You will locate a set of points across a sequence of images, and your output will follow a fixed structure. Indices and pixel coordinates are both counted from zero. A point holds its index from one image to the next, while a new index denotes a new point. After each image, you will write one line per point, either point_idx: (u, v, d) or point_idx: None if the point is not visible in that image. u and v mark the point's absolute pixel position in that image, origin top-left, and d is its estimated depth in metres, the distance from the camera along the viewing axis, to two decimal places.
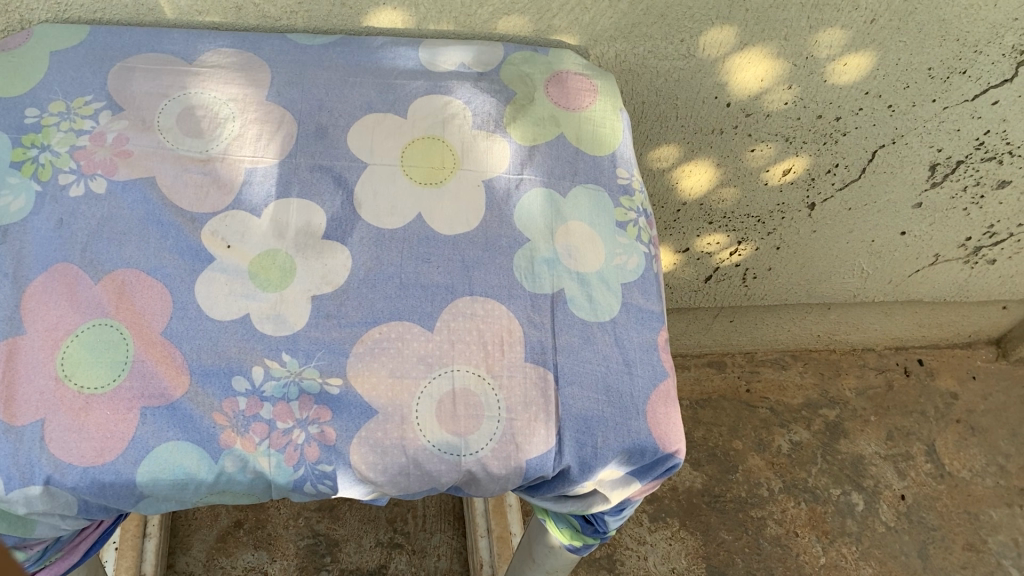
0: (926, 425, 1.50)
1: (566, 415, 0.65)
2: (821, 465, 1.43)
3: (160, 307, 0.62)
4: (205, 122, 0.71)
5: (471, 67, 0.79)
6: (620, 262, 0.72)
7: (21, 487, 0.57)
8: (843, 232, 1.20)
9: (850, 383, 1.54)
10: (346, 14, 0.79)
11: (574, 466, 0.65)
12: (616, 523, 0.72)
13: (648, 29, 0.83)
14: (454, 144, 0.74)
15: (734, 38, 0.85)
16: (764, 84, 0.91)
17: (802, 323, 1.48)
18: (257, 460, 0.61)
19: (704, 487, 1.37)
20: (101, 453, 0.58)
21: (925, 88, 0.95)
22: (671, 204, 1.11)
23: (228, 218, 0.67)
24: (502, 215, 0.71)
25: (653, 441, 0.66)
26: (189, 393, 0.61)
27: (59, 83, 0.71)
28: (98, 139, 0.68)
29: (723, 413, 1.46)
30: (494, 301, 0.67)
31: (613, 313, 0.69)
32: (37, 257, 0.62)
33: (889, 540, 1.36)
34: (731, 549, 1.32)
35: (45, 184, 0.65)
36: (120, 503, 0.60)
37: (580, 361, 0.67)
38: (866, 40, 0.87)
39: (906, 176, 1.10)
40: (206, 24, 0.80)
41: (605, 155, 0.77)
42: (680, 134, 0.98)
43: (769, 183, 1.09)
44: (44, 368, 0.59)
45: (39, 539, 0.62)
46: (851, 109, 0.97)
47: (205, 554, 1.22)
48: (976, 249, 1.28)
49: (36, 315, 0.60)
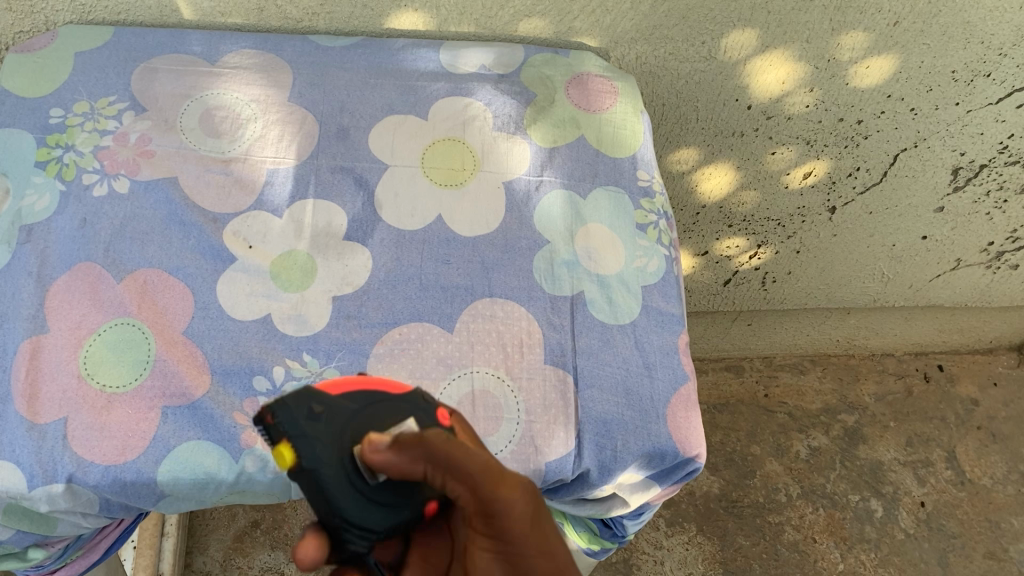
0: (947, 432, 1.48)
1: (586, 418, 0.65)
2: (840, 471, 1.42)
3: (181, 308, 0.63)
4: (227, 123, 0.71)
5: (492, 69, 0.79)
6: (642, 265, 0.71)
7: (42, 485, 0.57)
8: (864, 236, 1.19)
9: (869, 389, 1.52)
10: (368, 15, 0.79)
11: (593, 469, 0.64)
12: (634, 527, 0.73)
13: (669, 31, 0.83)
14: (474, 146, 0.74)
15: (755, 40, 0.84)
16: (786, 87, 0.91)
17: (820, 328, 1.47)
18: (277, 460, 0.60)
19: (722, 492, 1.37)
20: (122, 451, 0.58)
21: (948, 91, 0.94)
22: (691, 206, 1.11)
23: (250, 218, 0.67)
24: (522, 216, 0.71)
25: (673, 446, 0.65)
26: (210, 392, 0.61)
27: (83, 83, 0.71)
28: (121, 140, 0.69)
29: (741, 418, 1.45)
30: (514, 303, 0.67)
31: (634, 316, 0.69)
32: (62, 256, 0.63)
33: (908, 548, 1.35)
34: (749, 554, 1.31)
35: (69, 183, 0.66)
36: (141, 502, 0.60)
37: (600, 364, 0.66)
38: (889, 43, 0.86)
39: (928, 179, 1.08)
40: (228, 26, 0.80)
41: (627, 156, 0.76)
42: (700, 137, 0.98)
43: (790, 186, 1.08)
44: (67, 367, 0.59)
45: (59, 538, 0.63)
46: (873, 112, 0.96)
47: (222, 554, 1.18)
48: (999, 254, 1.27)
49: (60, 313, 0.61)
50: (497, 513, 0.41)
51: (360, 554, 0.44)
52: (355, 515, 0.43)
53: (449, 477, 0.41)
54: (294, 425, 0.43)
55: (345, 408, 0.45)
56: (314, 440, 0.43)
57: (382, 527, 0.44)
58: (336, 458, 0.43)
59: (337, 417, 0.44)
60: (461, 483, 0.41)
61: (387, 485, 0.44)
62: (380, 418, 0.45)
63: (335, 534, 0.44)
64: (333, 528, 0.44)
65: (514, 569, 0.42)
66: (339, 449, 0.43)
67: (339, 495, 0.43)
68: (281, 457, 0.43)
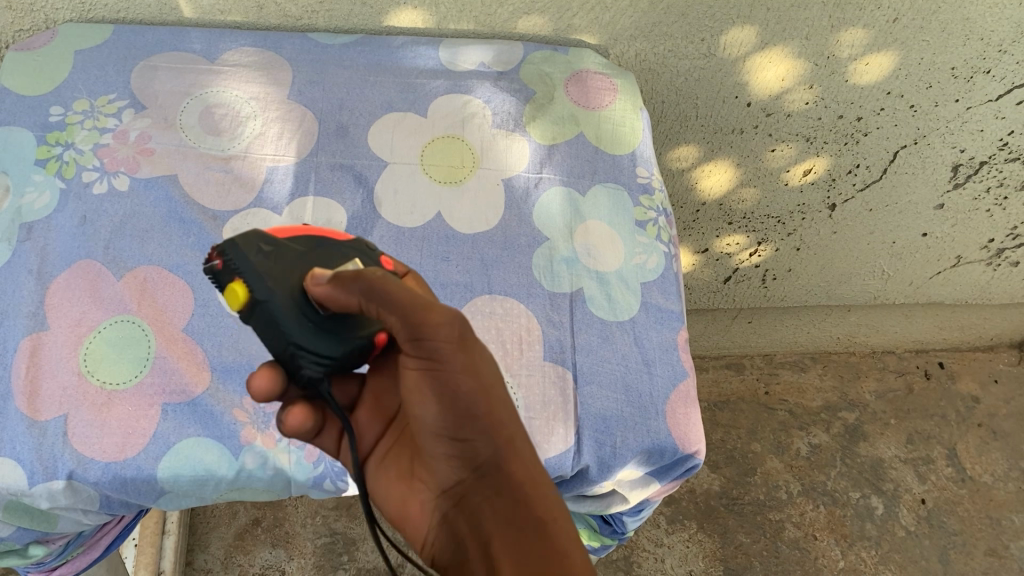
0: (948, 429, 1.48)
1: (585, 415, 0.64)
2: (840, 468, 1.42)
3: (181, 305, 0.63)
4: (227, 121, 0.71)
5: (491, 66, 0.79)
6: (640, 261, 0.71)
7: (43, 481, 0.57)
8: (864, 233, 1.19)
9: (870, 386, 1.52)
10: (367, 13, 0.79)
11: (592, 466, 0.64)
12: (634, 524, 0.73)
13: (669, 28, 0.83)
14: (474, 144, 0.74)
15: (754, 37, 0.85)
16: (786, 83, 0.91)
17: (821, 325, 1.47)
18: (277, 456, 0.61)
19: (723, 489, 1.37)
20: (122, 448, 0.58)
21: (948, 88, 0.94)
22: (691, 204, 1.11)
23: (250, 215, 0.67)
24: (521, 213, 0.71)
25: (673, 442, 0.65)
26: (210, 389, 0.61)
27: (83, 81, 0.72)
28: (121, 138, 0.69)
29: (742, 415, 1.45)
30: (513, 300, 0.67)
31: (633, 313, 0.69)
32: (62, 254, 0.63)
33: (909, 545, 1.35)
34: (750, 552, 1.31)
35: (69, 181, 0.66)
36: (142, 498, 0.60)
37: (599, 360, 0.66)
38: (888, 40, 0.86)
39: (928, 176, 1.08)
40: (227, 24, 0.80)
41: (626, 153, 0.76)
42: (700, 134, 0.98)
43: (789, 183, 1.08)
44: (67, 364, 0.59)
45: (60, 534, 0.63)
46: (872, 109, 0.96)
47: (222, 552, 1.17)
48: (999, 251, 1.26)
49: (60, 311, 0.61)
50: (424, 336, 0.43)
51: (314, 379, 0.48)
52: (306, 341, 0.48)
53: (380, 305, 0.44)
54: (248, 262, 0.48)
55: (292, 250, 0.49)
56: (261, 277, 0.48)
57: (334, 353, 0.48)
58: (285, 290, 0.48)
59: (286, 257, 0.49)
60: (391, 311, 0.43)
61: (334, 314, 0.48)
62: (328, 259, 0.50)
63: (290, 361, 0.48)
64: (288, 354, 0.48)
65: (442, 388, 0.44)
66: (291, 285, 0.48)
67: (290, 323, 0.47)
68: (235, 294, 0.48)
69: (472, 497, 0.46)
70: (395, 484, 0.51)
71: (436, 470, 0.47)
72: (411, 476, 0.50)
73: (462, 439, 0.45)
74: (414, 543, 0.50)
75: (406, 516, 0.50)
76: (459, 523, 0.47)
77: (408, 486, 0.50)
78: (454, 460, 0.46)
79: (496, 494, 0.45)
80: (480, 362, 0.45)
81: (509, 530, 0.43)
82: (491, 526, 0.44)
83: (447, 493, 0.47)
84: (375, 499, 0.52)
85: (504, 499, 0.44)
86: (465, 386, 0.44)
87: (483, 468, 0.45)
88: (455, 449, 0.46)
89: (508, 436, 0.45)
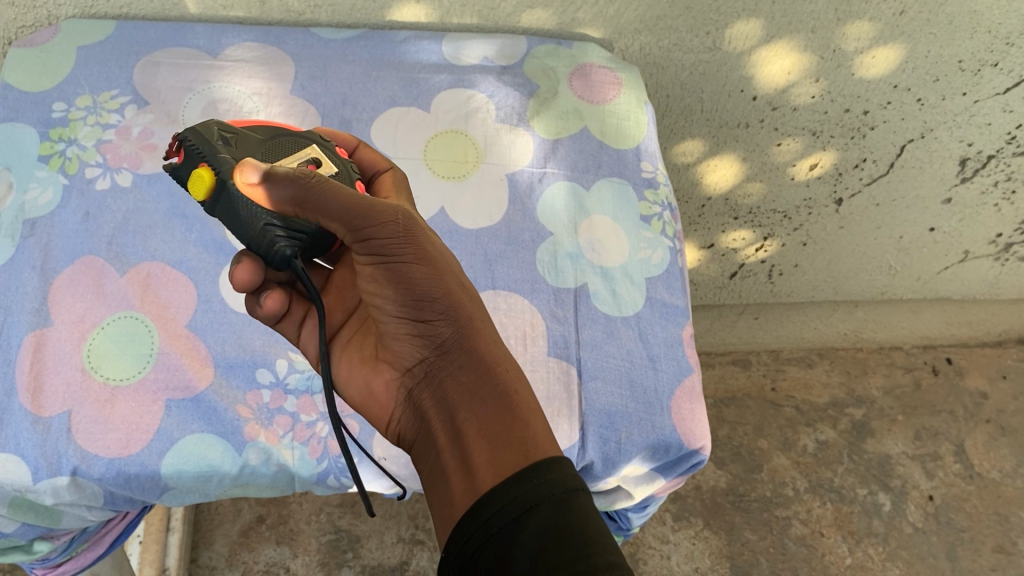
0: (955, 425, 1.47)
1: (590, 411, 0.64)
2: (847, 464, 1.41)
3: (185, 301, 0.63)
4: (230, 117, 0.71)
5: (494, 60, 0.78)
6: (645, 256, 0.71)
7: (47, 478, 0.57)
8: (871, 228, 1.18)
9: (877, 382, 1.51)
10: (370, 8, 0.79)
11: (597, 462, 0.63)
12: (639, 520, 0.73)
13: (673, 22, 0.83)
14: (477, 139, 0.73)
15: (760, 31, 0.84)
16: (791, 77, 0.90)
17: (828, 321, 1.46)
18: (281, 452, 0.60)
19: (729, 486, 1.36)
20: (126, 443, 0.58)
21: (955, 81, 0.93)
22: (696, 199, 1.10)
23: None
24: (525, 209, 0.71)
25: (678, 437, 0.64)
26: (213, 385, 0.61)
27: (86, 77, 0.72)
28: (124, 133, 0.69)
29: (748, 412, 1.45)
30: (517, 295, 0.67)
31: (638, 308, 0.68)
32: (66, 250, 0.63)
33: (916, 541, 1.34)
34: (756, 549, 1.31)
35: (72, 177, 0.66)
36: (146, 495, 0.60)
37: (603, 356, 0.66)
38: (895, 33, 0.85)
39: (935, 171, 1.07)
40: (230, 19, 0.80)
41: (630, 148, 0.76)
42: (705, 128, 0.97)
43: (795, 178, 1.07)
44: (71, 360, 0.59)
45: (65, 531, 0.63)
46: (879, 102, 0.95)
47: (227, 549, 1.17)
48: (1007, 246, 1.25)
49: (63, 307, 0.61)
50: (372, 229, 0.48)
51: (288, 256, 0.50)
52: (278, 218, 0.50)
53: (323, 209, 0.48)
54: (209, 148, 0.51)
55: (251, 138, 0.54)
56: (224, 159, 0.51)
57: (309, 229, 0.51)
58: None
59: (246, 144, 0.53)
60: (336, 214, 0.48)
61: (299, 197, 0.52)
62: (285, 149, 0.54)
63: (265, 240, 0.50)
64: (260, 232, 0.50)
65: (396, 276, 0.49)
66: None
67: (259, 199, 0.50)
68: (200, 176, 0.50)
69: (434, 370, 0.50)
70: (358, 367, 0.54)
71: (398, 349, 0.51)
72: (373, 360, 0.54)
73: (421, 318, 0.49)
74: (379, 421, 0.54)
75: (371, 397, 0.53)
76: (423, 396, 0.50)
77: (371, 369, 0.54)
78: (414, 338, 0.50)
79: (458, 365, 0.49)
80: (428, 251, 0.49)
81: (470, 394, 0.47)
82: (456, 395, 0.48)
83: (411, 369, 0.51)
84: (339, 384, 0.55)
85: (465, 369, 0.48)
86: (419, 273, 0.49)
87: (442, 343, 0.49)
88: (414, 328, 0.50)
89: (464, 315, 0.49)
